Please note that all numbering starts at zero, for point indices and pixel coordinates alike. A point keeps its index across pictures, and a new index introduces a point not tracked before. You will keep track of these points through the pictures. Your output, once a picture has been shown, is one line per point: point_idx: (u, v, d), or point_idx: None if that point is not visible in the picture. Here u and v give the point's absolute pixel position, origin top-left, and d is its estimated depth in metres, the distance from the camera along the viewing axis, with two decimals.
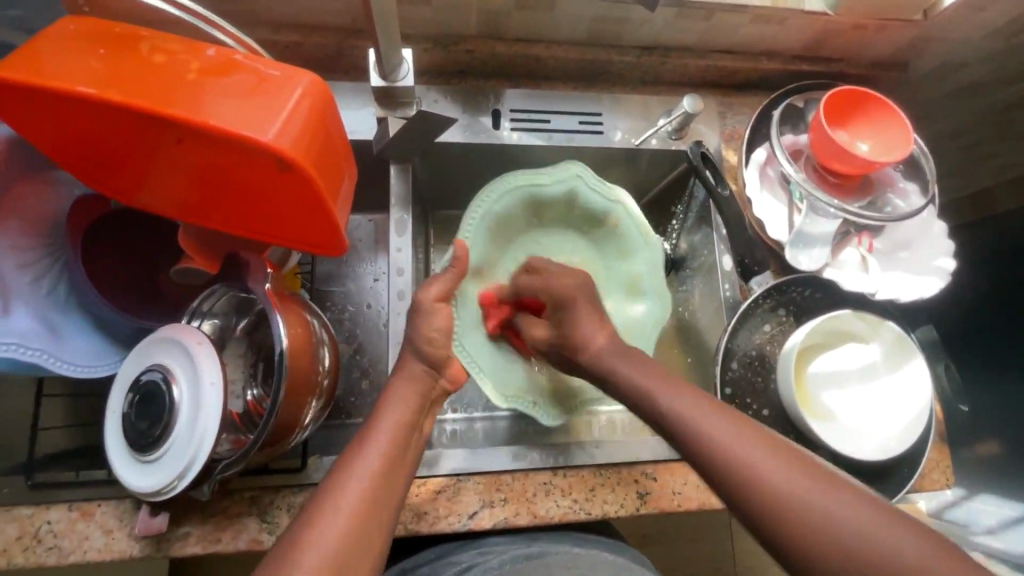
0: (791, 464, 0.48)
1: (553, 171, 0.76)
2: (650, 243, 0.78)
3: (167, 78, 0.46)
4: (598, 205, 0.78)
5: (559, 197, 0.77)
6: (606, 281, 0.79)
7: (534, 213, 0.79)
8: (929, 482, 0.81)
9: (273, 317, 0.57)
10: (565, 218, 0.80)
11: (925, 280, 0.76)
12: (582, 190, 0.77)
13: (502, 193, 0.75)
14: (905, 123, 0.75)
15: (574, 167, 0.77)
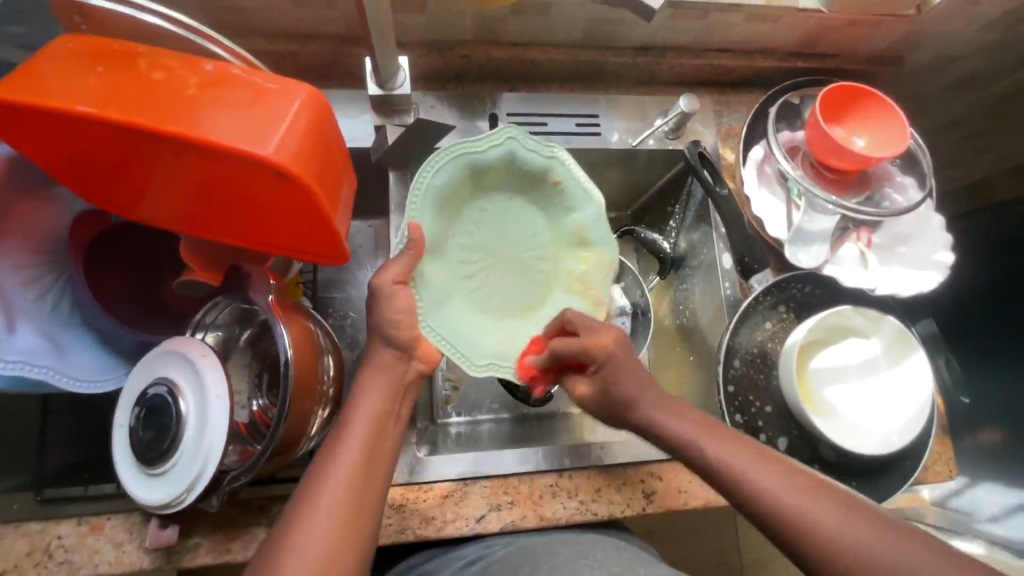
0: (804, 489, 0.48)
1: (484, 138, 0.69)
2: (585, 193, 0.72)
3: (165, 93, 0.46)
4: (535, 165, 0.71)
5: (498, 162, 0.70)
6: (555, 239, 0.75)
7: (476, 181, 0.72)
8: (933, 474, 0.81)
9: (276, 329, 0.57)
10: (505, 180, 0.73)
11: (923, 274, 0.76)
12: (519, 151, 0.70)
13: (442, 163, 0.68)
14: (901, 117, 0.75)
15: (508, 128, 0.69)
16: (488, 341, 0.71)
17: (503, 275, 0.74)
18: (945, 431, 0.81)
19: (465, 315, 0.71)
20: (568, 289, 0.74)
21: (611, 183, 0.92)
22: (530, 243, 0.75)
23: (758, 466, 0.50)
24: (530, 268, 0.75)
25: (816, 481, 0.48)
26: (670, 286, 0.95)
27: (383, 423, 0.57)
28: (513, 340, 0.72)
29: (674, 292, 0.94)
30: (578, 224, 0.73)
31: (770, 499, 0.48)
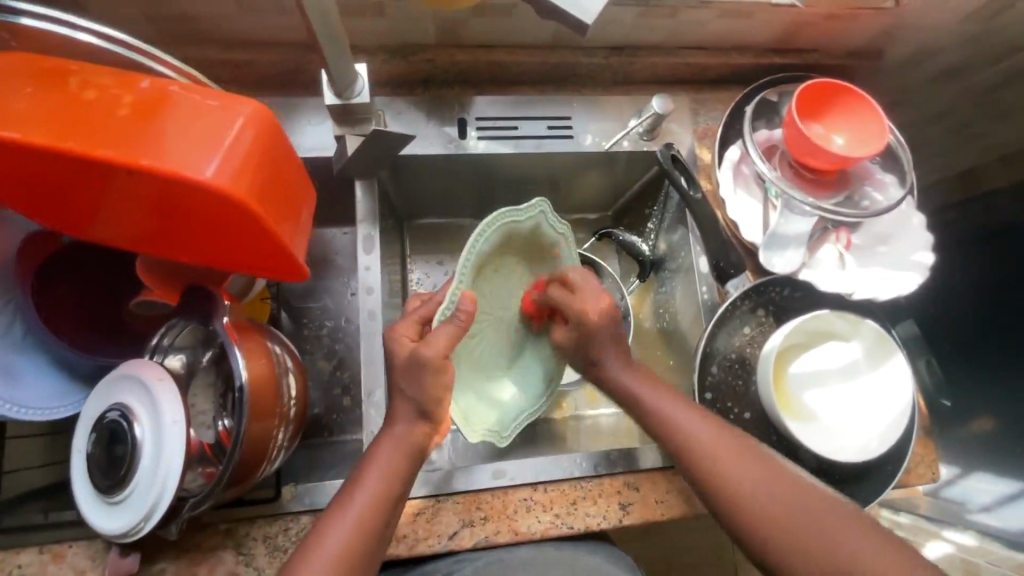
0: (737, 447, 0.61)
1: (525, 208, 0.62)
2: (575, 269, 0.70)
3: (97, 115, 0.44)
4: (551, 240, 0.66)
5: (525, 234, 0.64)
6: (541, 305, 0.71)
7: (503, 252, 0.65)
8: (915, 477, 0.78)
9: (231, 351, 0.56)
10: (520, 251, 0.67)
11: (903, 276, 0.74)
12: (546, 227, 0.65)
13: (490, 230, 0.61)
14: (880, 114, 0.73)
15: (541, 203, 0.62)
16: (478, 404, 0.68)
17: (494, 338, 0.69)
18: (929, 434, 0.79)
19: (462, 379, 0.67)
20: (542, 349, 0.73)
21: (589, 184, 0.90)
22: (522, 308, 0.70)
23: (733, 455, 0.60)
24: (518, 331, 0.71)
25: (784, 470, 0.60)
26: (650, 288, 0.94)
27: (402, 481, 0.57)
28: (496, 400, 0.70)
29: (654, 295, 0.93)
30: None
31: (738, 482, 0.59)
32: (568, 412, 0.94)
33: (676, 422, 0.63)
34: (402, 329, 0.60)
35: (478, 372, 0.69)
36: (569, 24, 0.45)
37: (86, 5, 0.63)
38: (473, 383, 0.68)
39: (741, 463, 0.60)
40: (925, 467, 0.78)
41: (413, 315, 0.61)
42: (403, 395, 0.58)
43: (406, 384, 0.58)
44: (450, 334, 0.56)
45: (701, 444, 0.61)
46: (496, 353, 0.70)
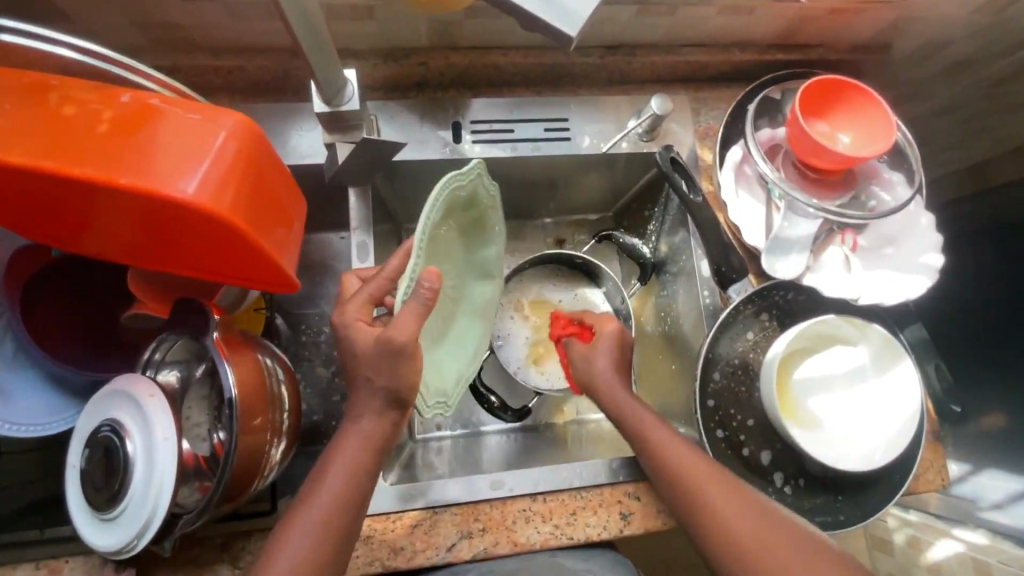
0: (729, 490, 0.59)
1: (466, 172, 0.59)
2: (501, 234, 0.70)
3: (77, 131, 0.43)
4: (484, 204, 0.65)
5: (463, 198, 0.61)
6: (468, 271, 0.70)
7: (439, 218, 0.60)
8: (924, 484, 0.76)
9: (221, 365, 0.55)
10: (452, 215, 0.63)
11: (912, 279, 0.72)
12: (481, 190, 0.63)
13: (438, 197, 0.56)
14: (887, 112, 0.71)
15: (480, 165, 0.60)
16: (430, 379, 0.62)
17: (431, 309, 0.65)
18: (940, 439, 0.77)
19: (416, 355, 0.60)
20: (472, 317, 0.71)
21: (587, 186, 0.88)
22: (452, 275, 0.67)
23: (713, 484, 0.59)
24: (449, 297, 0.68)
25: (777, 516, 0.57)
26: (652, 292, 0.92)
27: (368, 476, 0.56)
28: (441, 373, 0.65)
29: (656, 298, 0.91)
30: (492, 261, 0.71)
31: (720, 521, 0.57)
32: (570, 416, 0.93)
33: (665, 451, 0.62)
34: (353, 312, 0.58)
35: (426, 345, 0.63)
36: (549, 34, 0.41)
37: (72, 15, 0.62)
38: (426, 365, 0.62)
39: (722, 492, 0.58)
40: (935, 474, 0.76)
41: (362, 296, 0.59)
42: (370, 385, 0.55)
43: (374, 372, 0.54)
44: (417, 312, 0.51)
45: (688, 471, 0.60)
46: (436, 324, 0.65)
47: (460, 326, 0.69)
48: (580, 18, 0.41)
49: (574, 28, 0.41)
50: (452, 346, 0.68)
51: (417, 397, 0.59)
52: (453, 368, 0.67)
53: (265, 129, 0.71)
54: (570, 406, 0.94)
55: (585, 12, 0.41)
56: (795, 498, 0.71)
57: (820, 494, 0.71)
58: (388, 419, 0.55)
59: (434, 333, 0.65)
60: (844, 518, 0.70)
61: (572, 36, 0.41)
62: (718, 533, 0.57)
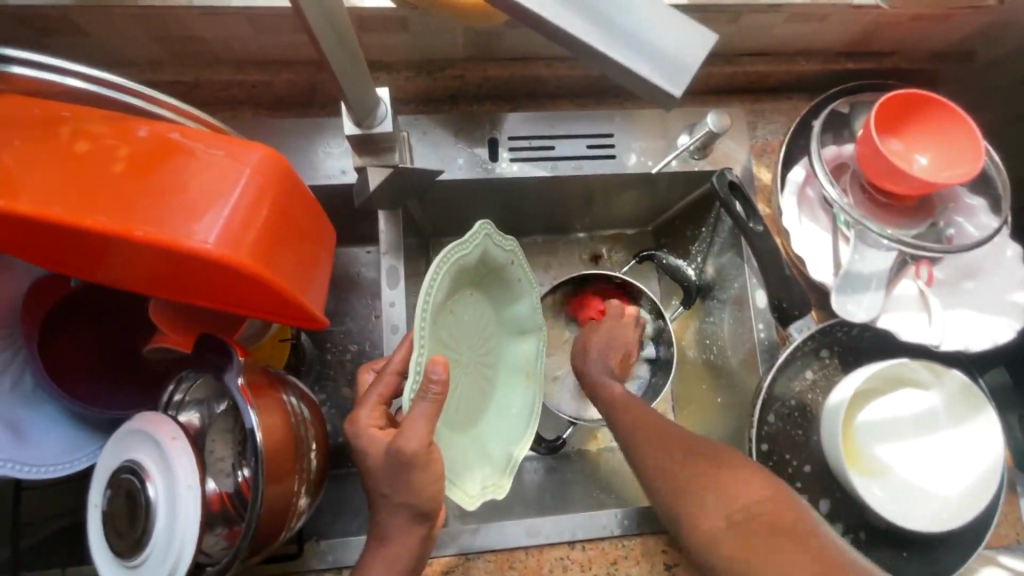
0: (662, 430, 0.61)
1: (469, 237, 0.56)
2: (529, 285, 0.65)
3: (92, 172, 0.40)
4: (500, 262, 0.61)
5: (472, 264, 0.58)
6: (501, 331, 0.66)
7: (449, 297, 0.57)
8: (1000, 538, 0.68)
9: (245, 411, 0.52)
10: (464, 287, 0.60)
11: (995, 321, 0.65)
12: (490, 251, 0.59)
13: (439, 275, 0.53)
14: (973, 130, 0.63)
15: (482, 226, 0.57)
16: (469, 462, 0.60)
17: (467, 384, 0.62)
18: (1016, 489, 0.70)
19: (445, 442, 0.58)
20: (514, 381, 0.67)
21: (629, 203, 0.82)
22: (482, 344, 0.64)
23: (650, 429, 0.61)
24: (486, 367, 0.64)
25: (707, 449, 0.59)
26: (694, 315, 0.84)
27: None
28: (485, 450, 0.62)
29: (699, 324, 0.83)
30: (526, 316, 0.66)
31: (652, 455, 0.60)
32: (604, 443, 0.85)
33: (622, 408, 0.65)
34: (365, 418, 0.55)
35: (461, 427, 0.61)
36: (646, 91, 0.33)
37: (91, 32, 0.58)
38: (463, 449, 0.60)
39: (658, 434, 0.60)
40: (1009, 528, 0.69)
41: (370, 399, 0.56)
42: (389, 501, 0.53)
43: (392, 490, 0.52)
44: (428, 414, 0.49)
45: (635, 422, 0.63)
46: (473, 400, 0.63)
47: (501, 394, 0.66)
48: (686, 72, 0.33)
49: (678, 84, 0.33)
50: (494, 418, 0.65)
51: (452, 487, 0.57)
52: (499, 442, 0.64)
53: (292, 147, 0.67)
54: (604, 431, 0.86)
55: (691, 65, 0.33)
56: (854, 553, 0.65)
57: (883, 550, 0.65)
58: (405, 499, 0.52)
59: (474, 406, 0.63)
60: None
61: (679, 94, 0.32)
62: (657, 472, 0.59)
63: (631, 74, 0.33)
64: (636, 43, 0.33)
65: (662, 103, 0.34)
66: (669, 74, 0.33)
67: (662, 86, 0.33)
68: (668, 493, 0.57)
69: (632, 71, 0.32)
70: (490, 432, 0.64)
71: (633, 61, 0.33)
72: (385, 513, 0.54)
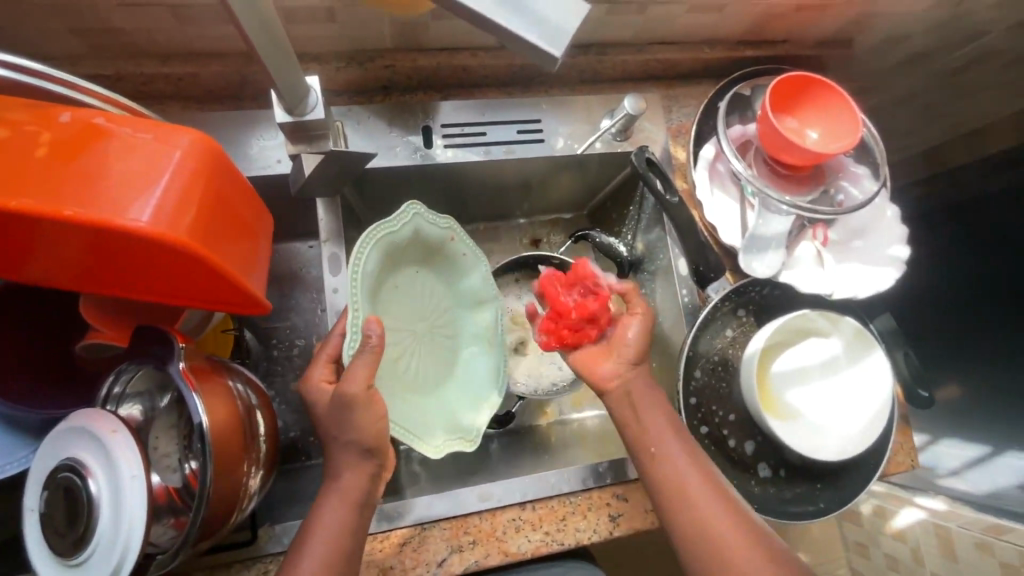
0: (706, 480, 0.60)
1: (397, 215, 0.61)
2: (475, 259, 0.69)
3: (11, 159, 0.39)
4: (439, 238, 0.66)
5: (407, 238, 0.63)
6: (455, 304, 0.71)
7: (385, 266, 0.62)
8: (895, 466, 0.78)
9: (189, 398, 0.51)
10: (404, 260, 0.65)
11: (879, 272, 0.74)
12: (424, 226, 0.64)
13: (366, 248, 0.58)
14: (852, 106, 0.72)
15: (411, 206, 0.62)
16: (433, 421, 0.64)
17: (422, 353, 0.67)
18: (908, 422, 0.80)
19: (399, 400, 0.62)
20: (477, 350, 0.71)
21: (562, 188, 0.87)
22: (435, 317, 0.69)
23: (702, 490, 0.59)
24: (443, 338, 0.70)
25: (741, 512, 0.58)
26: None
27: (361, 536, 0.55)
28: (450, 412, 0.66)
29: None
30: (477, 288, 0.70)
31: (689, 496, 0.59)
32: (553, 417, 0.89)
33: (671, 471, 0.60)
34: (316, 374, 0.58)
35: (420, 391, 0.65)
36: (532, 54, 0.38)
37: (2, 25, 0.57)
38: (421, 410, 0.64)
39: (722, 524, 0.57)
40: (904, 455, 0.78)
41: (322, 357, 0.58)
42: (338, 441, 0.55)
43: (338, 430, 0.55)
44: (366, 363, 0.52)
45: (689, 509, 0.58)
46: (430, 367, 0.68)
47: (465, 363, 0.70)
48: (565, 39, 0.38)
49: (558, 49, 0.38)
50: (458, 385, 0.68)
51: (412, 441, 0.60)
52: (466, 406, 0.67)
53: (224, 140, 0.67)
54: (554, 406, 0.90)
55: (569, 28, 0.38)
56: (775, 486, 0.73)
57: (801, 483, 0.73)
58: (351, 439, 0.55)
59: (434, 375, 0.68)
60: (824, 506, 0.72)
61: (558, 56, 0.37)
62: (679, 517, 0.58)
63: (518, 38, 0.37)
64: (519, 9, 0.37)
65: (547, 65, 0.38)
66: (549, 35, 0.37)
67: (543, 48, 0.37)
68: (693, 539, 0.57)
69: (519, 36, 0.37)
70: (458, 396, 0.68)
71: (519, 26, 0.37)
72: (334, 480, 0.56)
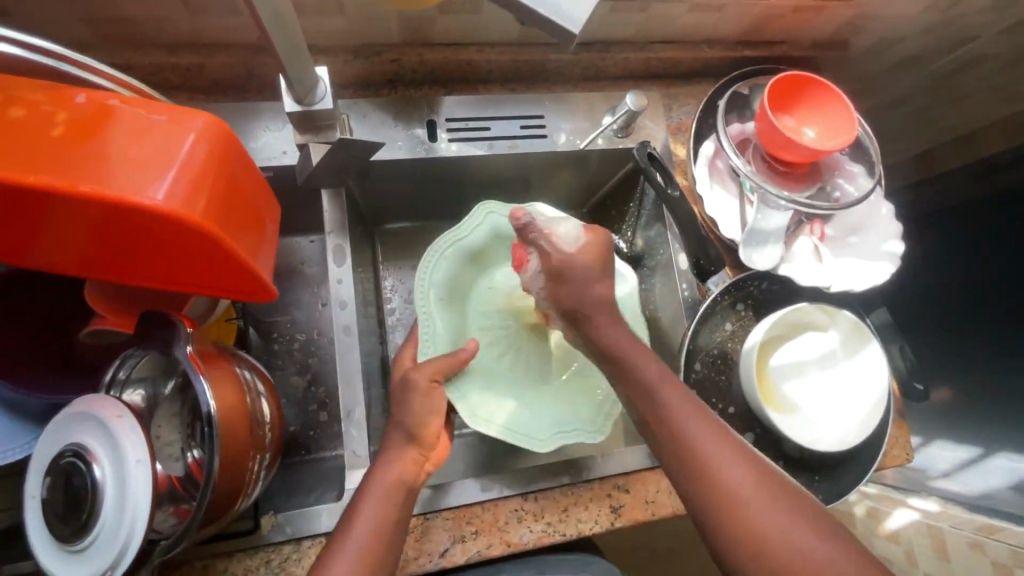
0: (726, 443, 0.53)
1: (470, 222, 0.75)
2: None
3: (30, 137, 0.40)
4: (519, 234, 0.77)
5: (484, 242, 0.76)
6: None
7: (478, 266, 0.76)
8: (891, 459, 0.79)
9: (197, 382, 0.51)
10: (500, 257, 0.77)
11: (874, 266, 0.76)
12: (499, 225, 0.76)
13: (437, 258, 0.73)
14: (848, 104, 0.73)
15: (484, 207, 0.76)
16: (541, 412, 0.70)
17: (538, 343, 0.76)
18: (903, 416, 0.81)
19: (496, 397, 0.69)
20: None
21: (563, 184, 0.88)
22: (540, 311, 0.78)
23: (722, 450, 0.52)
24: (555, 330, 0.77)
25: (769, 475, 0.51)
26: None
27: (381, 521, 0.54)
28: (564, 402, 0.72)
29: None
30: None
31: (708, 459, 0.52)
32: None
33: (687, 433, 0.53)
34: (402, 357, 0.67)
35: (532, 384, 0.73)
36: (552, 31, 0.40)
37: (12, 11, 0.57)
38: (528, 400, 0.71)
39: (750, 490, 0.50)
40: (900, 449, 0.80)
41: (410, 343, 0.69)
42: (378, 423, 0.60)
43: None
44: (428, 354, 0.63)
45: (711, 476, 0.51)
46: (528, 363, 0.74)
47: (582, 352, 0.76)
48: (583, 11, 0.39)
49: (576, 25, 0.39)
50: (575, 374, 0.74)
51: (513, 436, 0.67)
52: (581, 392, 0.73)
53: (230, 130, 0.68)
54: None
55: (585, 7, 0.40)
56: None
57: (800, 475, 0.74)
58: None
59: (549, 367, 0.75)
60: (822, 497, 0.73)
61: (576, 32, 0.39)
62: (698, 486, 0.51)
63: (537, 15, 0.39)
64: None
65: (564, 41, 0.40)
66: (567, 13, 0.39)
67: (563, 24, 0.39)
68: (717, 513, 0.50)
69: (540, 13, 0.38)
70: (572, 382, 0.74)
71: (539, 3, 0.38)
72: None
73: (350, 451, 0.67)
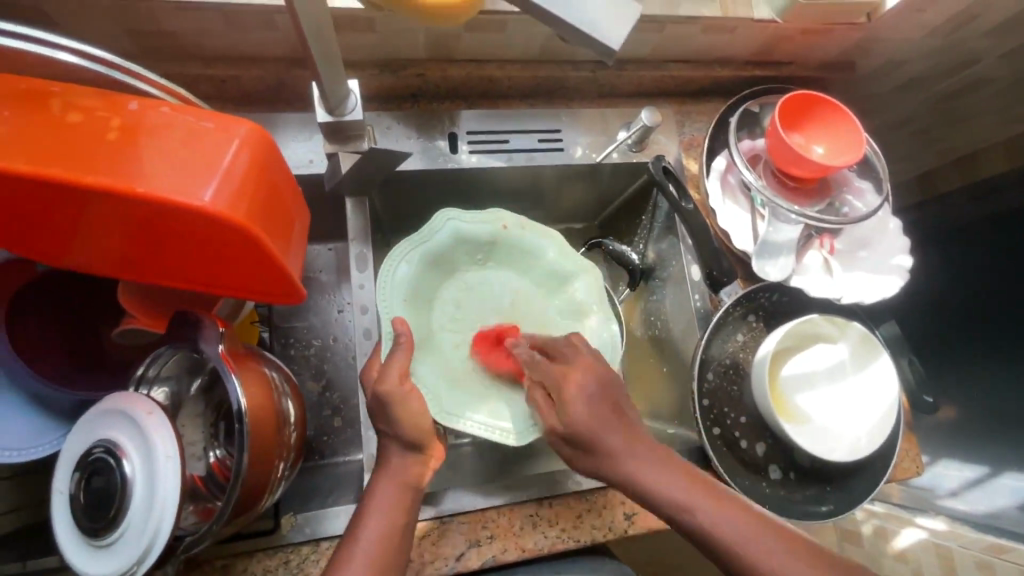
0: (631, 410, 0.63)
1: (432, 224, 0.71)
2: (536, 236, 0.74)
3: (88, 142, 0.42)
4: (485, 232, 0.73)
5: (449, 244, 0.72)
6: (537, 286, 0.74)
7: (442, 268, 0.72)
8: (901, 471, 0.80)
9: (228, 380, 0.53)
10: (464, 258, 0.73)
11: (882, 279, 0.78)
12: (463, 226, 0.72)
13: (397, 266, 0.68)
14: (856, 123, 0.75)
15: (444, 212, 0.71)
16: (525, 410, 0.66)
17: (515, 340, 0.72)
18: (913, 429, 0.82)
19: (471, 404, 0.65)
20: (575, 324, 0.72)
21: (577, 197, 0.91)
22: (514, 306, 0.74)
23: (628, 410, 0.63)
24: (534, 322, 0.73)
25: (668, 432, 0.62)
26: (641, 297, 0.92)
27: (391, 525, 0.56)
28: None
29: (645, 303, 0.91)
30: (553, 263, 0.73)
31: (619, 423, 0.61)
32: None
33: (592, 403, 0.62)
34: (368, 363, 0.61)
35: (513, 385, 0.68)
36: (594, 48, 0.42)
37: (59, 22, 0.60)
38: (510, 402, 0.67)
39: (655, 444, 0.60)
40: (910, 461, 0.80)
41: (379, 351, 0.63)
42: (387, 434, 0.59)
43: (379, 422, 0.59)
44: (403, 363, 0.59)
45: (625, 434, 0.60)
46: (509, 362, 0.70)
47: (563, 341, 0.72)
48: (623, 31, 0.42)
49: (616, 42, 0.42)
50: None
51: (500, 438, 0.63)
52: None
53: None
54: None
55: (624, 23, 0.42)
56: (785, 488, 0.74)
57: (811, 485, 0.75)
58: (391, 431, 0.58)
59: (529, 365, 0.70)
60: (835, 505, 0.74)
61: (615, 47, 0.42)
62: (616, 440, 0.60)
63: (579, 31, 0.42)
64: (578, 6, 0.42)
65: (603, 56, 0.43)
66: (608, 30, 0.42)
67: (604, 40, 0.42)
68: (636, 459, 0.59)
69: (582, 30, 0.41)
70: None
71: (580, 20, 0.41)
72: None
73: (369, 453, 0.68)
